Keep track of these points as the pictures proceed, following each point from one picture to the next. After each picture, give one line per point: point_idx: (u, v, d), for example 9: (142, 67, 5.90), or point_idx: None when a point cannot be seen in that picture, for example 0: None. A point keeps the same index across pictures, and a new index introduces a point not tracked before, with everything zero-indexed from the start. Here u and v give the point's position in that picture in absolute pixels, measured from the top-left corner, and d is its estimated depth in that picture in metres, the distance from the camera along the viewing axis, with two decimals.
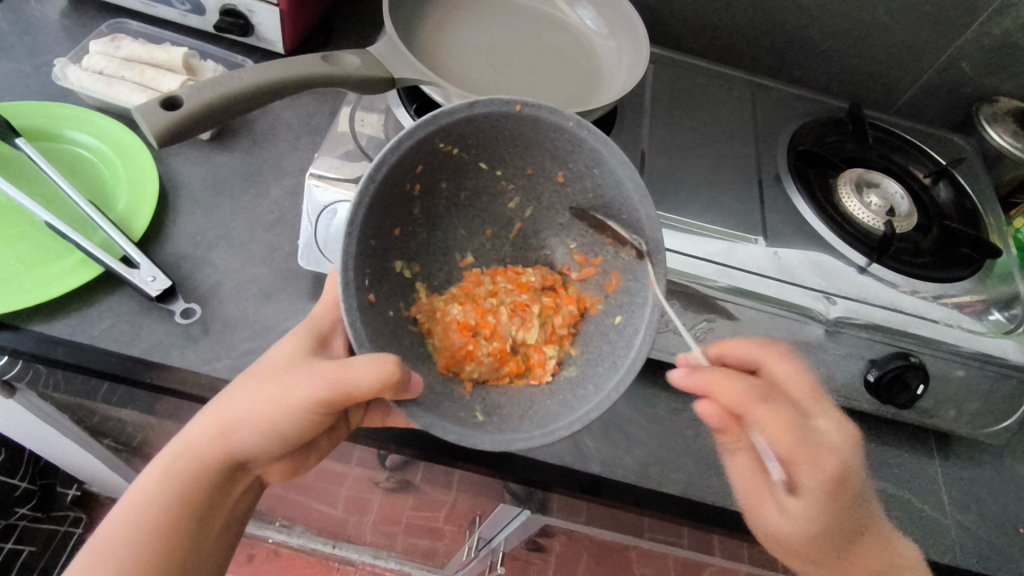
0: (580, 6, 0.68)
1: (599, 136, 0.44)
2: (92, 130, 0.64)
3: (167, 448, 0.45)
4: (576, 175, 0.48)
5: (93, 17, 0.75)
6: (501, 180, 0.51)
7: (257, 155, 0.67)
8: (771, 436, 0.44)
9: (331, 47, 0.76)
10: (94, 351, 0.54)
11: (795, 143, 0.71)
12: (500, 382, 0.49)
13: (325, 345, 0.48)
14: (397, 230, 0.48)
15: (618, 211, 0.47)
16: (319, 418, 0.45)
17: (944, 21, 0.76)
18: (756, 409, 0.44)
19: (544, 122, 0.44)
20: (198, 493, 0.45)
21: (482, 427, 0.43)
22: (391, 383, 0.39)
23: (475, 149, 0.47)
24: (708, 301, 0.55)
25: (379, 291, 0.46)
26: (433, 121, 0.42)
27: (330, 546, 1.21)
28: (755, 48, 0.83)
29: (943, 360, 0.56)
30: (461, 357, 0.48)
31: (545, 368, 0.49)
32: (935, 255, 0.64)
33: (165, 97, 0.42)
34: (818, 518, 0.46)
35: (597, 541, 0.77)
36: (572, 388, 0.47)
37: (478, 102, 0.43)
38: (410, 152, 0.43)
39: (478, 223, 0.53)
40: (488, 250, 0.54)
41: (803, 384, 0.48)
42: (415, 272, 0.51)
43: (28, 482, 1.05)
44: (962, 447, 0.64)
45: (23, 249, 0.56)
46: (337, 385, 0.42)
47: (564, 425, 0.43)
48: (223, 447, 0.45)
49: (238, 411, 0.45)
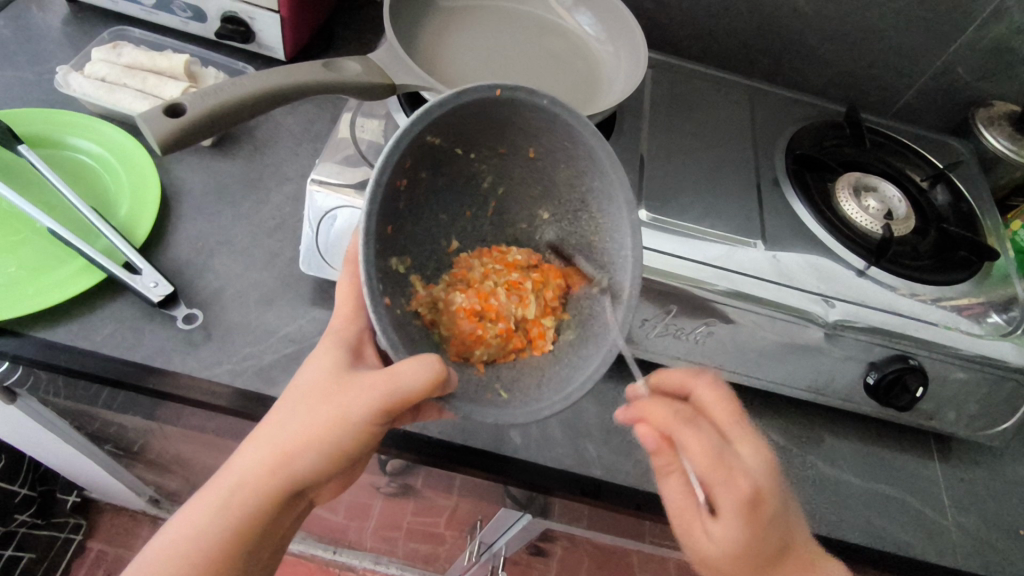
0: (578, 12, 0.68)
1: (573, 113, 0.44)
2: (94, 137, 0.64)
3: (219, 483, 0.44)
4: (548, 150, 0.48)
5: (95, 25, 0.75)
6: (475, 163, 0.50)
7: (259, 162, 0.67)
8: (698, 459, 0.40)
9: (331, 54, 0.76)
10: (95, 358, 0.54)
11: (793, 147, 0.72)
12: (508, 359, 0.50)
13: (358, 355, 0.47)
14: (389, 229, 0.46)
15: (592, 178, 0.48)
16: (372, 432, 0.45)
17: (940, 26, 0.77)
18: (685, 429, 0.41)
19: (522, 104, 0.44)
20: (256, 524, 0.44)
21: (508, 403, 0.43)
22: (442, 379, 0.40)
23: (455, 137, 0.46)
24: (707, 305, 0.56)
25: (390, 290, 0.45)
26: (423, 117, 0.41)
27: (331, 552, 1.21)
28: (752, 53, 0.83)
29: (941, 363, 0.57)
30: (471, 342, 0.49)
31: (546, 339, 0.50)
32: (933, 258, 0.65)
33: (167, 105, 0.43)
34: (744, 548, 0.40)
35: (597, 545, 0.77)
36: (574, 351, 0.49)
37: (463, 91, 0.42)
38: (404, 153, 0.42)
39: (457, 207, 0.53)
40: (469, 231, 0.54)
41: (726, 408, 0.44)
42: (407, 265, 0.49)
43: (28, 489, 1.04)
44: (961, 449, 0.64)
45: (26, 256, 0.56)
46: (389, 393, 0.42)
47: (579, 386, 0.44)
48: (281, 476, 0.44)
49: (292, 437, 0.44)
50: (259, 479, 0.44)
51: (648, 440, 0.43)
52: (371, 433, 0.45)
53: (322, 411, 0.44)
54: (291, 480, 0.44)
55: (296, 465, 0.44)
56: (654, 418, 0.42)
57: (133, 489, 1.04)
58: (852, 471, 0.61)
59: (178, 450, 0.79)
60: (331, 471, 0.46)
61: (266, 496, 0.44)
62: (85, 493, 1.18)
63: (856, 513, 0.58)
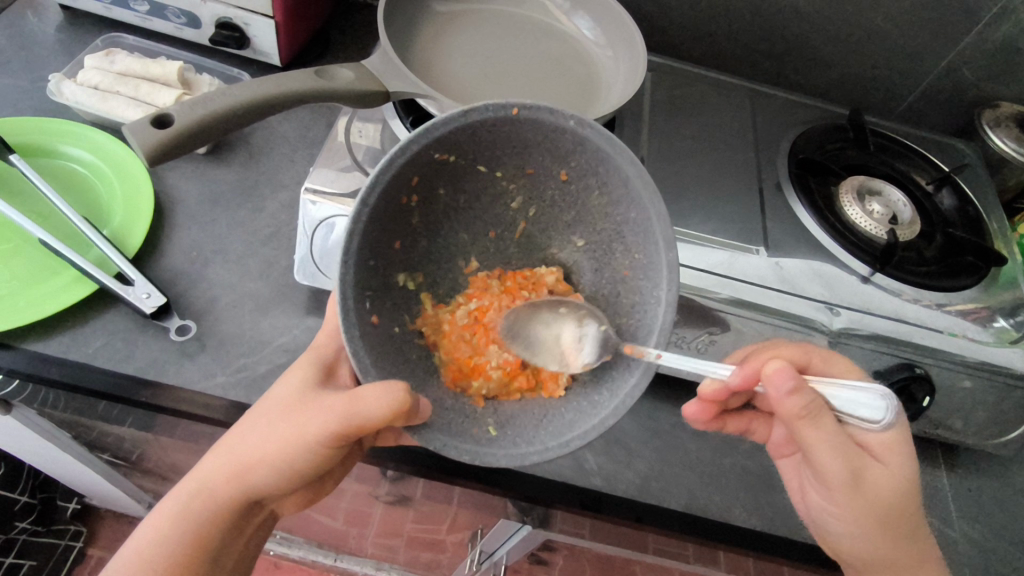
0: (576, 15, 0.68)
1: (603, 134, 0.43)
2: (87, 146, 0.63)
3: (181, 487, 0.45)
4: (580, 173, 0.46)
5: (88, 31, 0.74)
6: (502, 181, 0.49)
7: (254, 169, 0.67)
8: (841, 376, 0.47)
9: (327, 59, 0.76)
10: (87, 370, 0.53)
11: (795, 150, 0.71)
12: (511, 397, 0.48)
13: (331, 374, 0.47)
14: (398, 243, 0.47)
15: (627, 210, 0.46)
16: (332, 451, 0.44)
17: (945, 26, 0.75)
18: (830, 363, 0.48)
19: (544, 123, 0.43)
20: (212, 532, 0.45)
21: (495, 442, 0.43)
22: (403, 410, 0.39)
23: (473, 154, 0.46)
24: (709, 313, 0.54)
25: (383, 310, 0.45)
26: (424, 133, 0.41)
27: (331, 558, 1.20)
28: (753, 55, 0.82)
29: (946, 371, 0.55)
30: (468, 372, 0.48)
31: (558, 382, 0.49)
32: (939, 263, 0.64)
33: (155, 115, 0.42)
34: (909, 456, 0.46)
35: (599, 555, 0.76)
36: (584, 396, 0.47)
37: (473, 109, 0.42)
38: (406, 168, 0.42)
39: (480, 227, 0.52)
40: (491, 252, 0.54)
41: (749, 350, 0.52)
42: (419, 282, 0.50)
43: (28, 496, 1.03)
44: (969, 457, 0.63)
45: (18, 267, 0.56)
46: (348, 419, 0.41)
47: (578, 435, 0.43)
48: (238, 486, 0.44)
49: (252, 451, 0.44)
50: (216, 490, 0.44)
51: (783, 375, 0.42)
52: (330, 454, 0.44)
53: (280, 427, 0.43)
54: (248, 492, 0.45)
55: (254, 478, 0.44)
56: (786, 353, 0.48)
57: (133, 497, 1.03)
58: None
59: (176, 460, 0.78)
60: (289, 485, 0.46)
61: (223, 504, 0.45)
62: (85, 500, 1.17)
63: None
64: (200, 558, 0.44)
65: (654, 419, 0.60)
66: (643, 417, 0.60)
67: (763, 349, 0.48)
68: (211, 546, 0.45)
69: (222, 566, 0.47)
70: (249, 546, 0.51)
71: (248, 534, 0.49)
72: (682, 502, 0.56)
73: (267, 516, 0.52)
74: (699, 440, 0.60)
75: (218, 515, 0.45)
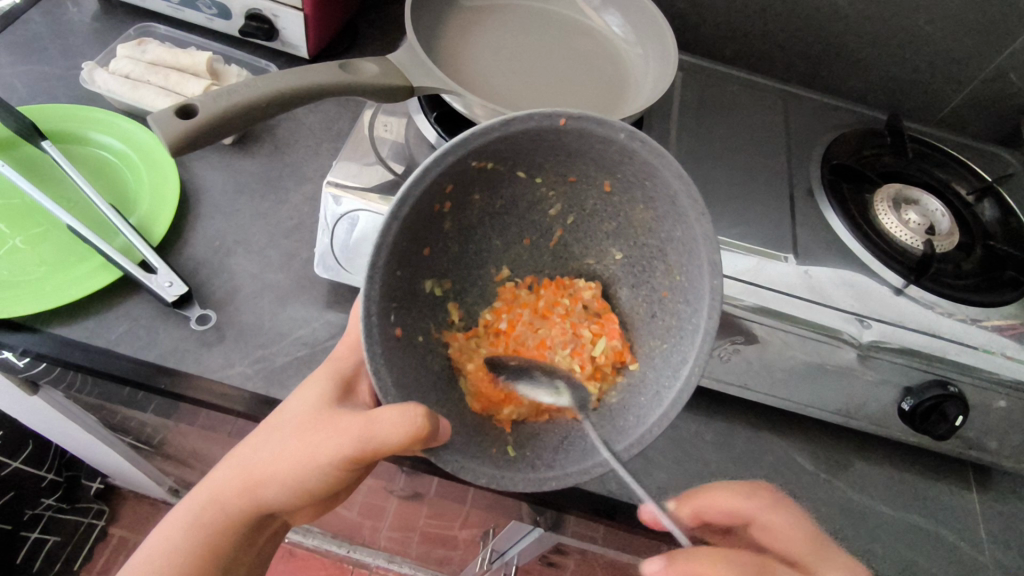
0: (606, 12, 0.66)
1: (653, 148, 0.40)
2: (116, 133, 0.64)
3: (197, 494, 0.46)
4: (625, 186, 0.45)
5: (122, 20, 0.75)
6: (541, 187, 0.47)
7: (279, 160, 0.67)
8: None
9: (354, 52, 0.75)
10: (107, 355, 0.54)
11: (830, 156, 0.68)
12: (540, 418, 0.48)
13: (350, 390, 0.47)
14: (427, 250, 0.45)
15: (672, 227, 0.44)
16: (346, 472, 0.44)
17: (994, 28, 0.72)
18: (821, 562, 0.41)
19: (590, 135, 0.41)
20: (225, 542, 0.45)
21: (514, 465, 0.42)
22: (421, 435, 0.38)
23: (511, 160, 0.43)
24: (734, 322, 0.53)
25: (407, 320, 0.44)
26: (462, 143, 0.39)
27: (345, 548, 1.21)
28: (790, 56, 0.80)
29: (981, 390, 0.53)
30: (498, 401, 0.47)
31: (583, 405, 0.48)
32: (978, 277, 0.61)
33: (180, 106, 0.42)
34: None
35: (611, 560, 0.75)
36: (611, 419, 0.46)
37: (515, 119, 0.39)
38: (442, 176, 0.40)
39: (514, 233, 0.50)
40: (524, 260, 0.52)
41: (797, 534, 0.42)
42: (446, 290, 0.49)
43: (54, 474, 1.06)
44: (1001, 480, 0.60)
45: (46, 250, 0.57)
46: (364, 441, 0.40)
47: (602, 461, 0.42)
48: (250, 499, 0.45)
49: (266, 467, 0.44)
50: (228, 503, 0.45)
51: None
52: (344, 475, 0.44)
53: (295, 445, 0.43)
54: (259, 506, 0.45)
55: (265, 493, 0.44)
56: None
57: (155, 479, 1.05)
58: (884, 499, 0.58)
59: (196, 447, 0.79)
60: (301, 502, 0.46)
61: (234, 517, 0.45)
62: (109, 480, 1.19)
63: (886, 544, 0.55)
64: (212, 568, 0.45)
65: (672, 427, 0.59)
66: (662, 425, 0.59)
67: (718, 559, 0.36)
68: (223, 558, 0.46)
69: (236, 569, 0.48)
70: (262, 553, 0.52)
71: (260, 542, 0.50)
72: None
73: (281, 525, 0.52)
74: (719, 450, 0.58)
75: (229, 528, 0.45)
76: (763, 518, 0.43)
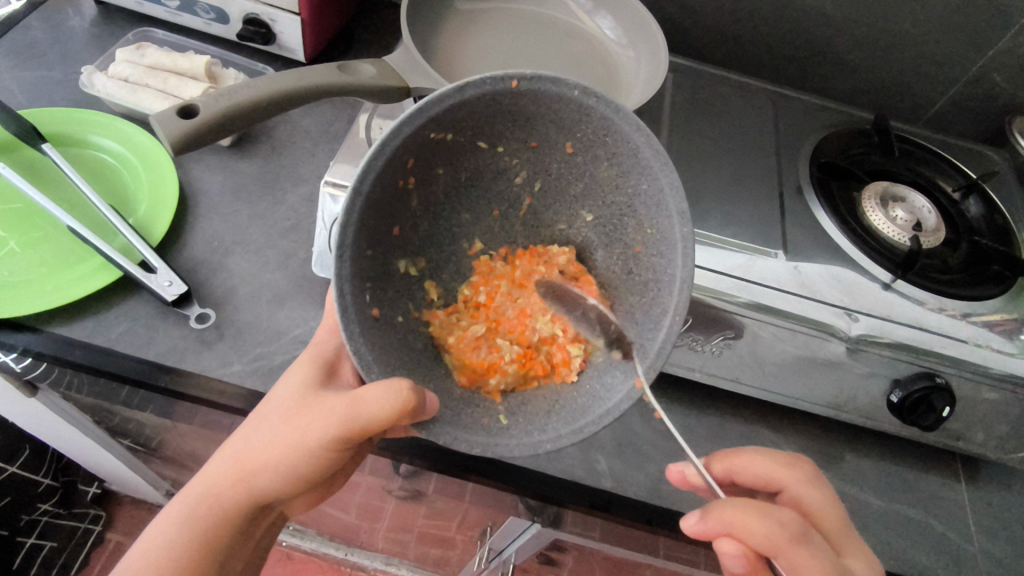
0: (598, 15, 0.68)
1: (609, 102, 0.41)
2: (116, 136, 0.65)
3: (191, 488, 0.46)
4: (586, 144, 0.45)
5: (120, 26, 0.76)
6: (504, 156, 0.48)
7: (276, 163, 0.68)
8: None
9: (350, 56, 0.76)
10: (107, 354, 0.54)
11: (818, 154, 0.70)
12: (529, 386, 0.48)
13: (333, 372, 0.48)
14: (397, 229, 0.46)
15: (638, 180, 0.45)
16: (338, 455, 0.45)
17: (977, 30, 0.73)
18: (847, 543, 0.41)
19: (545, 94, 0.41)
20: (222, 535, 0.46)
21: (507, 431, 0.43)
22: (408, 409, 0.39)
23: (471, 131, 0.44)
24: (725, 316, 0.53)
25: (383, 300, 0.45)
26: (416, 114, 0.39)
27: (343, 552, 1.22)
28: (778, 59, 0.81)
29: (969, 383, 0.54)
30: (484, 371, 0.47)
31: (570, 367, 0.48)
32: (963, 272, 0.62)
33: (182, 106, 0.43)
34: None
35: (608, 557, 0.76)
36: (598, 377, 0.47)
37: (468, 84, 0.40)
38: (401, 149, 0.40)
39: (484, 206, 0.52)
40: (495, 231, 0.53)
41: (831, 514, 0.42)
42: (421, 268, 0.50)
43: (51, 479, 1.05)
44: (988, 472, 0.61)
45: (46, 251, 0.57)
46: (352, 420, 0.41)
47: (593, 421, 0.43)
48: (246, 489, 0.45)
49: (259, 455, 0.45)
50: (223, 493, 0.45)
51: (738, 563, 0.37)
52: (336, 457, 0.45)
53: (286, 431, 0.44)
54: (254, 495, 0.46)
55: (258, 482, 0.45)
56: (751, 539, 0.37)
57: (152, 482, 1.05)
58: (874, 490, 0.59)
59: (194, 448, 0.79)
60: (295, 489, 0.46)
61: (231, 507, 0.46)
62: (106, 484, 1.19)
63: (876, 535, 0.56)
64: (209, 564, 0.45)
65: (666, 422, 0.60)
66: (656, 419, 0.60)
67: (749, 507, 0.37)
68: (220, 552, 0.46)
69: (234, 562, 0.48)
70: (259, 547, 0.52)
71: (257, 535, 0.50)
72: (691, 504, 0.56)
73: (277, 517, 0.53)
74: (712, 444, 0.59)
75: (224, 519, 0.46)
76: (793, 490, 0.44)
